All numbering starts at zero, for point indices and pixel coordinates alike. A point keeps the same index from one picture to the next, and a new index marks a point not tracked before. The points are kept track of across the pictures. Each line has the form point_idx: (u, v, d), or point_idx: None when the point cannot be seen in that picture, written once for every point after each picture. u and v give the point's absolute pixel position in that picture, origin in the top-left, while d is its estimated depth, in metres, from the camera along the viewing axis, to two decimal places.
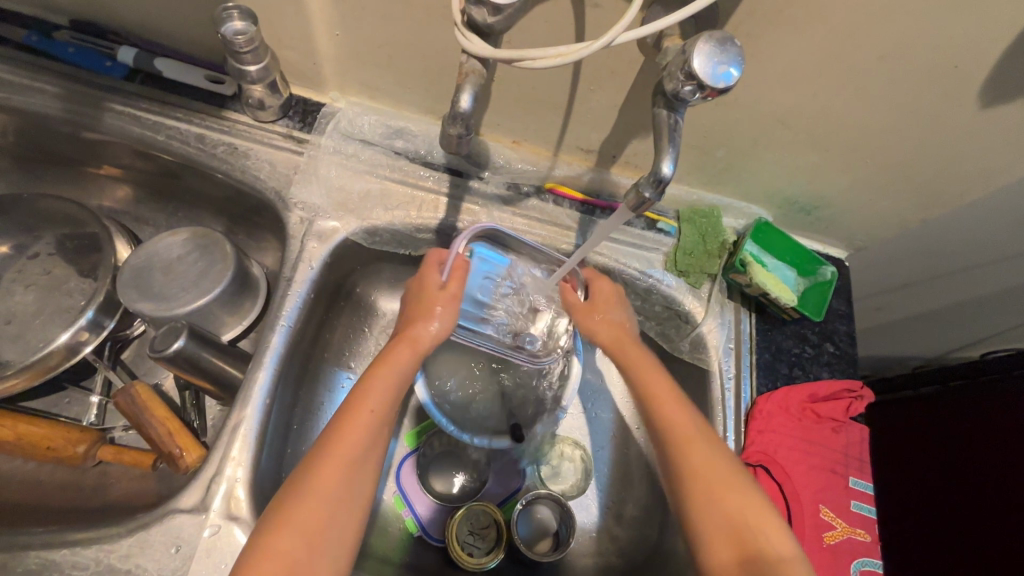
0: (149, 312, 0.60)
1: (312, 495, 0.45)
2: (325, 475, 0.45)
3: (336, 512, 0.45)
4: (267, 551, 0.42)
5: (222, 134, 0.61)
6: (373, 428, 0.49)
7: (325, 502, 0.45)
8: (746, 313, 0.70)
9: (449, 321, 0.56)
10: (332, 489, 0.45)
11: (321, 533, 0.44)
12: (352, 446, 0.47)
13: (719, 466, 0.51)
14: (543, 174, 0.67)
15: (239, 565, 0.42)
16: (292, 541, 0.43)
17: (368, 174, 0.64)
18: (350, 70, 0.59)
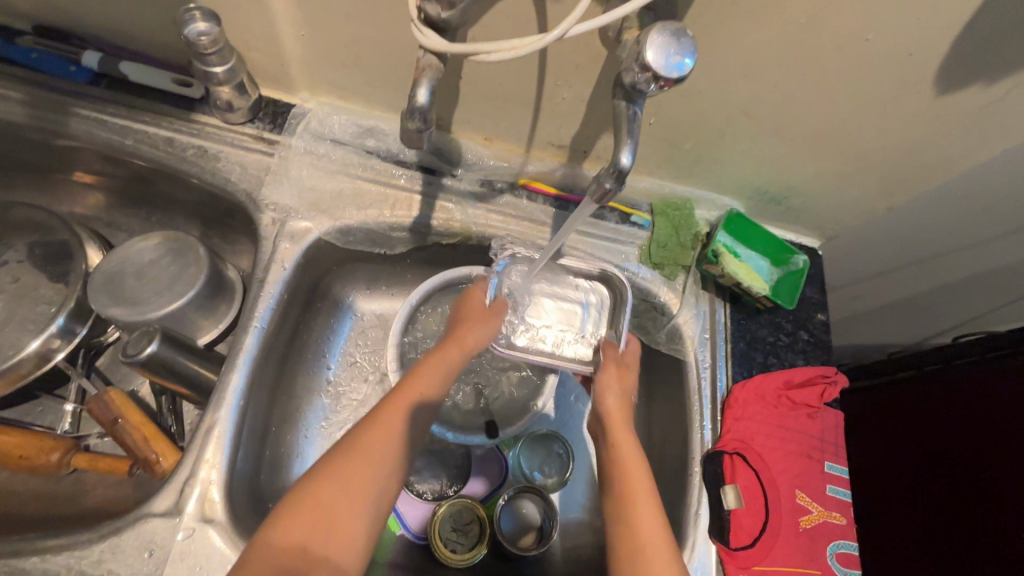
0: (120, 317, 0.60)
1: (355, 453, 0.47)
2: (369, 443, 0.48)
3: (379, 474, 0.47)
4: (313, 500, 0.44)
5: (192, 137, 0.61)
6: (419, 406, 0.52)
7: (372, 462, 0.47)
8: (721, 303, 0.71)
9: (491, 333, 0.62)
10: (375, 454, 0.48)
11: (362, 494, 0.46)
12: (400, 413, 0.51)
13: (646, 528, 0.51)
14: (516, 170, 0.67)
15: (282, 507, 0.44)
16: (339, 495, 0.45)
17: (340, 174, 0.64)
18: (318, 71, 0.59)
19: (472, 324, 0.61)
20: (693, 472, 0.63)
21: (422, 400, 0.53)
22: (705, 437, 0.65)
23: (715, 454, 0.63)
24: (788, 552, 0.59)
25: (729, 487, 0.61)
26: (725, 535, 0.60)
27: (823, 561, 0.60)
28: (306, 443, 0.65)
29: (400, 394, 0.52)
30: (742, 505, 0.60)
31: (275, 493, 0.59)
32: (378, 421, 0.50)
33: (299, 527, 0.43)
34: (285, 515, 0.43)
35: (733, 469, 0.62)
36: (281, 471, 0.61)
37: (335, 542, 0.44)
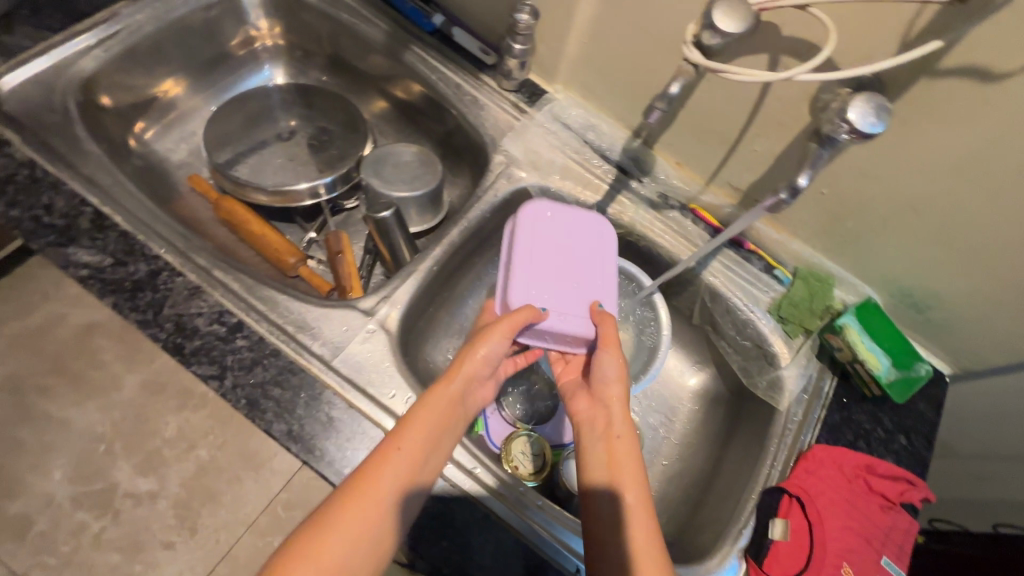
0: (375, 187, 0.82)
1: (364, 487, 0.48)
2: (348, 517, 0.46)
3: (350, 540, 0.45)
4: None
5: (473, 88, 0.83)
6: (399, 467, 0.50)
7: (344, 533, 0.45)
8: (830, 376, 0.76)
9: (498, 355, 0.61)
10: (376, 495, 0.48)
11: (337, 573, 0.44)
12: (382, 475, 0.49)
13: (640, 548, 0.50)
14: (691, 196, 0.80)
15: None
16: (340, 549, 0.44)
17: (559, 149, 0.81)
18: (579, 72, 0.78)
19: (470, 351, 0.59)
20: (749, 497, 0.68)
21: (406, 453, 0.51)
22: (772, 474, 0.69)
23: (776, 490, 0.67)
24: None
25: (778, 521, 0.65)
26: (760, 557, 0.63)
27: None
28: (445, 333, 0.82)
29: (378, 461, 0.50)
30: (785, 540, 0.64)
31: (416, 349, 0.76)
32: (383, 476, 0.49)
33: None
34: None
35: (788, 508, 0.66)
36: (422, 338, 0.78)
37: None
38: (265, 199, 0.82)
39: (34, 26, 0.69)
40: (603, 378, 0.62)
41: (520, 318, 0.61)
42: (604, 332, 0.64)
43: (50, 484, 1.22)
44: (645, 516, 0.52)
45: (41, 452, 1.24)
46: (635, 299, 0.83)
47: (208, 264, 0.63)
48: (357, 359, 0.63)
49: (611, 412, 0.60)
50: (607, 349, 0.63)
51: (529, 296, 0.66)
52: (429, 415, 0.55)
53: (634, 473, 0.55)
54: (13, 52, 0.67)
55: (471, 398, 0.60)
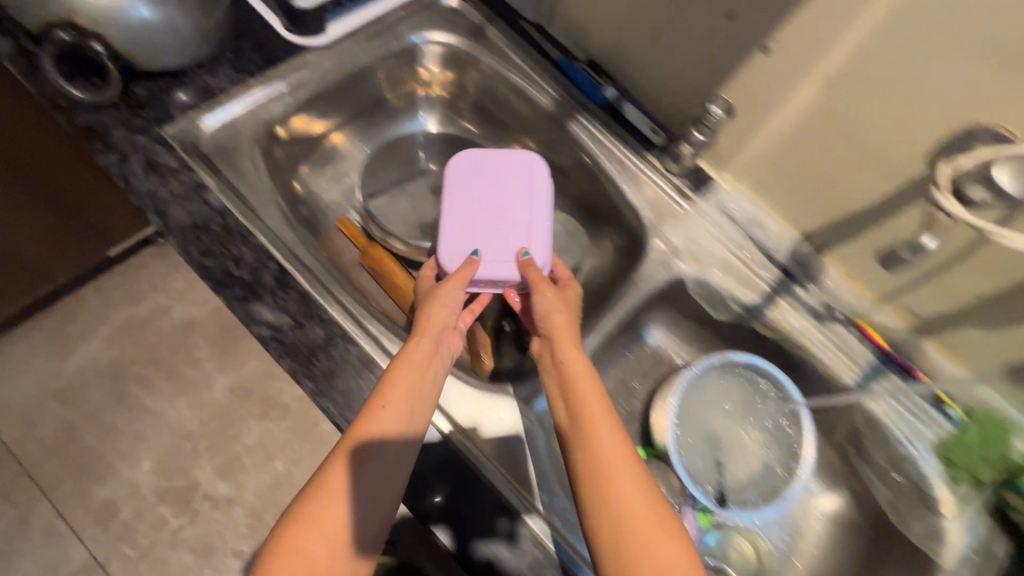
0: None
1: (366, 457, 0.49)
2: (332, 474, 0.48)
3: (348, 502, 0.47)
4: (291, 545, 0.44)
5: (637, 167, 0.80)
6: (373, 408, 0.52)
7: (337, 487, 0.47)
8: (1001, 539, 0.70)
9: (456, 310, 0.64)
10: (353, 437, 0.50)
11: (327, 517, 0.46)
12: (371, 412, 0.52)
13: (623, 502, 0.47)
14: (859, 311, 0.74)
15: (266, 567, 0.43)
16: (344, 516, 0.46)
17: (721, 243, 0.78)
18: (758, 167, 0.74)
19: (439, 300, 0.62)
20: None
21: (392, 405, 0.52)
22: None
23: None
24: None
25: None
26: None
27: None
28: None
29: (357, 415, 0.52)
30: None
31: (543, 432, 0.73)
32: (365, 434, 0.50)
33: (319, 549, 0.44)
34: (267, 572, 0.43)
35: None
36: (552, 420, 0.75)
37: None
38: (402, 248, 0.81)
39: (233, 68, 0.70)
40: (547, 300, 0.65)
41: (468, 272, 0.66)
42: (533, 279, 0.67)
43: (136, 474, 1.24)
44: (643, 489, 0.48)
45: (132, 440, 1.26)
46: (779, 410, 0.79)
47: (377, 332, 0.61)
48: None
49: (569, 346, 0.61)
50: (540, 291, 0.66)
51: (462, 244, 0.72)
52: (417, 369, 0.56)
53: (612, 435, 0.52)
54: (214, 93, 0.68)
55: (449, 344, 0.62)
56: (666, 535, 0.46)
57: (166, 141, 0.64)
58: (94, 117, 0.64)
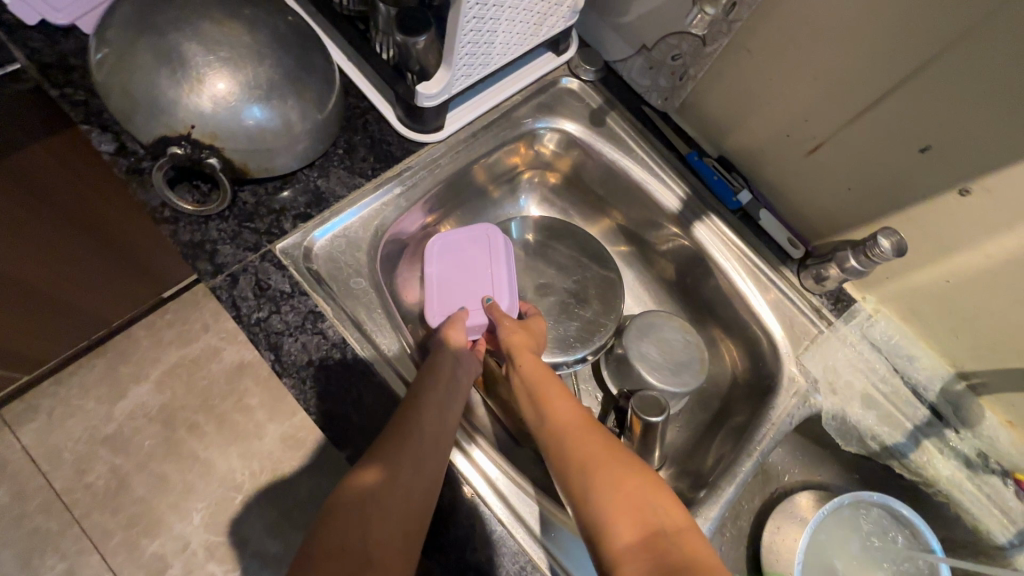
0: (639, 373, 0.73)
1: (392, 455, 0.49)
2: (362, 470, 0.48)
3: (396, 507, 0.46)
4: (332, 521, 0.45)
5: (771, 281, 0.72)
6: (412, 426, 0.51)
7: (382, 494, 0.46)
8: None
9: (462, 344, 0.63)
10: (396, 456, 0.49)
11: (379, 528, 0.45)
12: (404, 436, 0.50)
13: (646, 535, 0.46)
14: (1018, 464, 0.67)
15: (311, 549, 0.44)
16: (384, 511, 0.46)
17: (862, 373, 0.70)
18: (915, 300, 0.66)
19: (449, 329, 0.63)
20: None
21: (432, 422, 0.52)
22: None
23: None
24: None
25: None
26: None
27: None
28: None
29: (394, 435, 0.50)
30: None
31: None
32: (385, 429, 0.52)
33: (353, 538, 0.44)
34: (311, 551, 0.43)
35: None
36: None
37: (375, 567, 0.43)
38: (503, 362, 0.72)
39: (346, 168, 0.64)
40: (528, 338, 0.65)
41: (459, 319, 0.64)
42: (495, 312, 0.66)
43: (187, 528, 1.19)
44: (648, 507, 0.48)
45: (182, 491, 1.21)
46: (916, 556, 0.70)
47: (490, 485, 0.58)
48: None
49: (534, 368, 0.61)
50: (501, 323, 0.66)
51: (444, 300, 0.68)
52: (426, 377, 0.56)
53: (564, 401, 0.58)
54: (327, 200, 0.62)
55: (463, 371, 0.60)
56: (639, 486, 0.49)
57: (277, 260, 0.58)
58: (203, 231, 0.58)
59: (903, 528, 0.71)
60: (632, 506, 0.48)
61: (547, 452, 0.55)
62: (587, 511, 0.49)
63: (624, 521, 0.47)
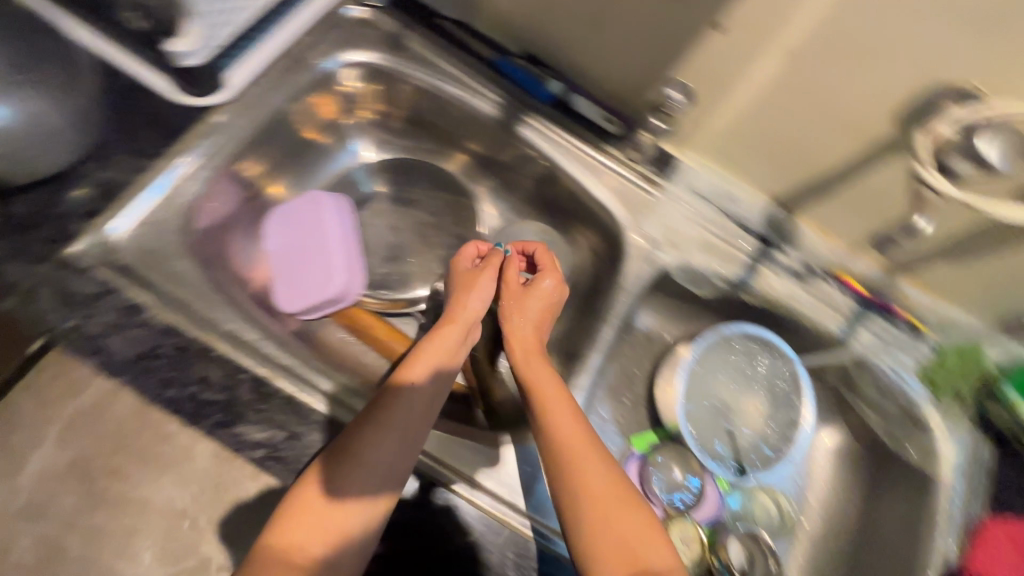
0: (506, 279, 0.79)
1: (357, 458, 0.52)
2: (317, 469, 0.52)
3: (359, 508, 0.51)
4: (299, 514, 0.50)
5: (599, 161, 0.76)
6: (403, 416, 0.55)
7: (348, 500, 0.51)
8: (986, 444, 0.74)
9: (484, 297, 0.70)
10: (366, 464, 0.52)
11: (338, 530, 0.50)
12: (378, 438, 0.53)
13: (629, 542, 0.53)
14: (835, 263, 0.77)
15: (277, 531, 0.50)
16: (347, 516, 0.51)
17: (695, 222, 0.76)
18: (720, 143, 0.72)
19: (465, 289, 0.69)
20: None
21: (411, 410, 0.56)
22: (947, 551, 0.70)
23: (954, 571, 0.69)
24: None
25: None
26: None
27: None
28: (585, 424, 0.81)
29: (382, 423, 0.54)
30: None
31: None
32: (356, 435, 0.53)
33: (309, 533, 0.50)
34: (277, 531, 0.50)
35: None
36: None
37: (332, 551, 0.50)
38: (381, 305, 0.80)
39: (130, 155, 0.61)
40: (518, 299, 0.71)
41: (481, 279, 0.71)
42: (510, 282, 0.72)
43: None
44: (629, 518, 0.54)
45: None
46: (773, 367, 0.82)
47: None
48: None
49: (541, 377, 0.64)
50: (511, 299, 0.71)
51: (302, 288, 0.72)
52: (427, 355, 0.62)
53: (566, 418, 0.60)
54: (118, 193, 0.59)
55: (472, 337, 0.69)
56: (622, 494, 0.56)
57: (78, 265, 0.55)
58: None
59: (756, 348, 0.82)
60: (607, 512, 0.54)
61: (541, 444, 0.60)
62: (572, 511, 0.55)
63: (597, 527, 0.53)
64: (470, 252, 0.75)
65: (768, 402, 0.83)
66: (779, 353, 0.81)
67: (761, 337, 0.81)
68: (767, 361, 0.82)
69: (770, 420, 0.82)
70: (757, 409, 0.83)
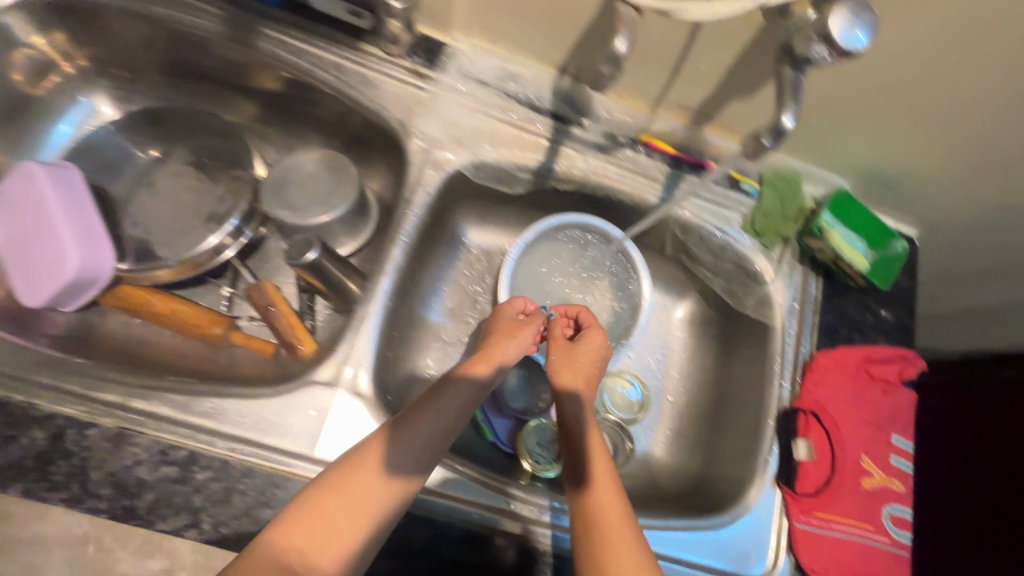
0: (286, 220, 0.68)
1: (359, 474, 0.47)
2: (358, 484, 0.46)
3: (373, 507, 0.46)
4: (310, 513, 0.44)
5: (357, 65, 0.67)
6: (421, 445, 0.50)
7: (375, 497, 0.46)
8: (814, 277, 0.75)
9: (523, 346, 0.61)
10: (363, 465, 0.47)
11: (351, 533, 0.44)
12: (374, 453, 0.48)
13: (612, 526, 0.48)
14: (639, 127, 0.71)
15: (270, 535, 0.43)
16: (342, 516, 0.44)
17: (480, 112, 0.69)
18: (476, 16, 0.63)
19: (505, 337, 0.60)
20: (767, 423, 0.69)
21: (426, 429, 0.51)
22: (783, 394, 0.71)
23: (791, 410, 0.69)
24: (849, 505, 0.65)
25: (801, 441, 0.67)
26: (792, 483, 0.66)
27: (879, 519, 0.65)
28: (418, 355, 0.75)
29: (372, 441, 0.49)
30: (811, 457, 0.66)
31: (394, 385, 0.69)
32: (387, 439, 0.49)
33: (300, 535, 0.43)
34: (280, 529, 0.43)
35: (807, 425, 0.68)
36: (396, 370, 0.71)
37: (328, 555, 0.43)
38: (168, 274, 0.68)
39: None
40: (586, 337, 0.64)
41: (522, 331, 0.61)
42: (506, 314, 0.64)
43: None
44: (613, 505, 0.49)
45: None
46: (605, 251, 0.77)
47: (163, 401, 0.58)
48: (341, 441, 0.55)
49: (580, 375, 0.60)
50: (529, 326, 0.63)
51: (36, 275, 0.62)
52: (438, 404, 0.52)
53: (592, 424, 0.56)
54: None
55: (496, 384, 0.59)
56: (614, 486, 0.51)
57: None
58: None
59: (585, 235, 0.76)
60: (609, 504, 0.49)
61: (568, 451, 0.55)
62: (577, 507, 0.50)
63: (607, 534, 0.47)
64: (513, 308, 0.66)
65: (610, 289, 0.79)
66: (605, 235, 0.75)
67: (583, 222, 0.74)
68: (599, 247, 0.77)
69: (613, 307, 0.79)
70: (598, 299, 0.80)
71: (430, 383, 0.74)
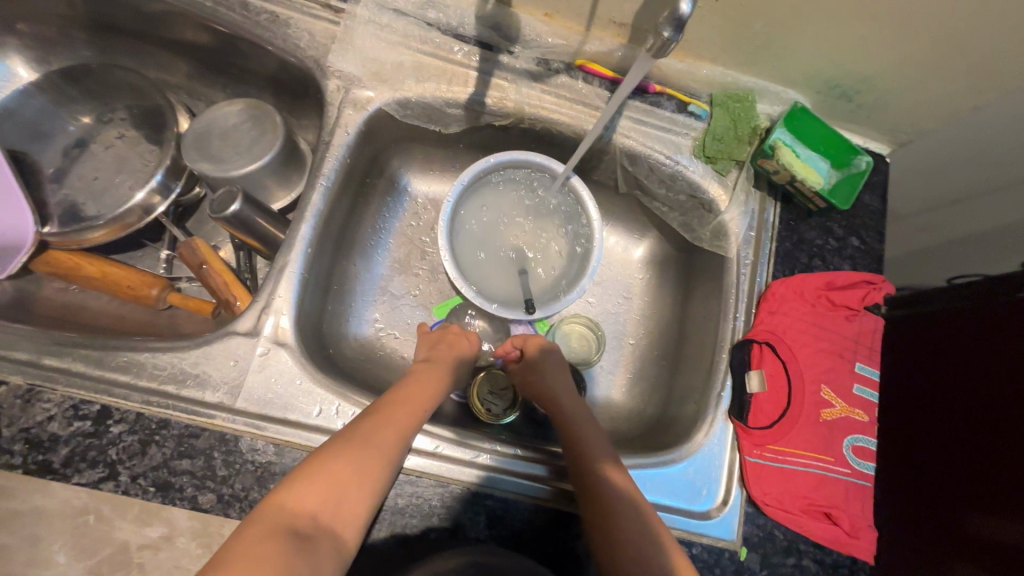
0: (208, 172, 0.65)
1: (375, 443, 0.48)
2: (376, 446, 0.47)
3: (377, 476, 0.46)
4: (324, 474, 0.44)
5: (266, 3, 0.64)
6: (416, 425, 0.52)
7: (381, 464, 0.47)
8: (772, 203, 0.70)
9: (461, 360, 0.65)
10: (387, 438, 0.49)
11: (360, 495, 0.45)
12: (398, 426, 0.50)
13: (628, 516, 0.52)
14: (574, 51, 0.66)
15: (283, 489, 0.43)
16: (358, 477, 0.45)
17: (401, 46, 0.65)
18: None
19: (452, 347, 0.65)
20: (720, 358, 0.67)
21: (414, 415, 0.53)
22: (737, 327, 0.67)
23: (745, 342, 0.65)
24: (804, 437, 0.62)
25: (754, 373, 0.64)
26: (744, 415, 0.63)
27: (838, 451, 0.62)
28: (360, 308, 0.73)
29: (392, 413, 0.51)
30: (764, 389, 0.63)
31: (334, 338, 0.68)
32: (389, 412, 0.51)
33: (308, 497, 0.42)
34: (290, 490, 0.43)
35: (761, 356, 0.64)
36: (337, 324, 0.69)
37: (342, 520, 0.43)
38: (101, 235, 0.66)
39: None
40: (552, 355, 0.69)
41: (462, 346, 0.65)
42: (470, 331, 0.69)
43: None
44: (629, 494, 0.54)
45: None
46: (550, 188, 0.73)
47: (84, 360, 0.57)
48: (263, 389, 0.54)
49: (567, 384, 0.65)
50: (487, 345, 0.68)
51: None
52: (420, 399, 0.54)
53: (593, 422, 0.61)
54: None
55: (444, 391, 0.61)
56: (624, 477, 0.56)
57: None
58: None
59: (527, 173, 0.72)
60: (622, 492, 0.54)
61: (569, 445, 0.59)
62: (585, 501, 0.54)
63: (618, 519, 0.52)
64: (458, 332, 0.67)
65: (560, 231, 0.75)
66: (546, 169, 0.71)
67: (523, 158, 0.70)
68: (544, 186, 0.73)
69: (563, 249, 0.75)
70: (549, 244, 0.76)
71: (379, 338, 0.73)
